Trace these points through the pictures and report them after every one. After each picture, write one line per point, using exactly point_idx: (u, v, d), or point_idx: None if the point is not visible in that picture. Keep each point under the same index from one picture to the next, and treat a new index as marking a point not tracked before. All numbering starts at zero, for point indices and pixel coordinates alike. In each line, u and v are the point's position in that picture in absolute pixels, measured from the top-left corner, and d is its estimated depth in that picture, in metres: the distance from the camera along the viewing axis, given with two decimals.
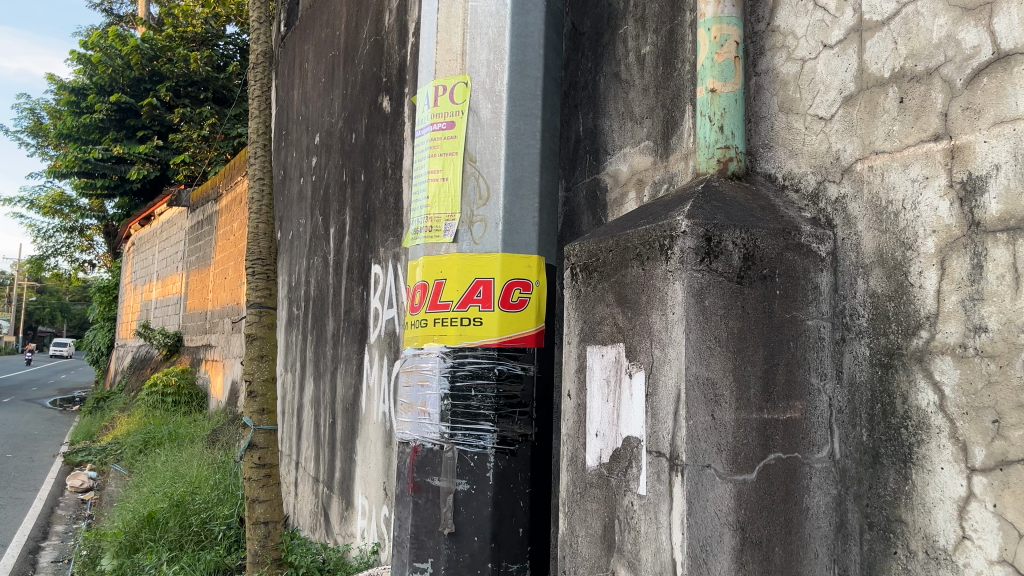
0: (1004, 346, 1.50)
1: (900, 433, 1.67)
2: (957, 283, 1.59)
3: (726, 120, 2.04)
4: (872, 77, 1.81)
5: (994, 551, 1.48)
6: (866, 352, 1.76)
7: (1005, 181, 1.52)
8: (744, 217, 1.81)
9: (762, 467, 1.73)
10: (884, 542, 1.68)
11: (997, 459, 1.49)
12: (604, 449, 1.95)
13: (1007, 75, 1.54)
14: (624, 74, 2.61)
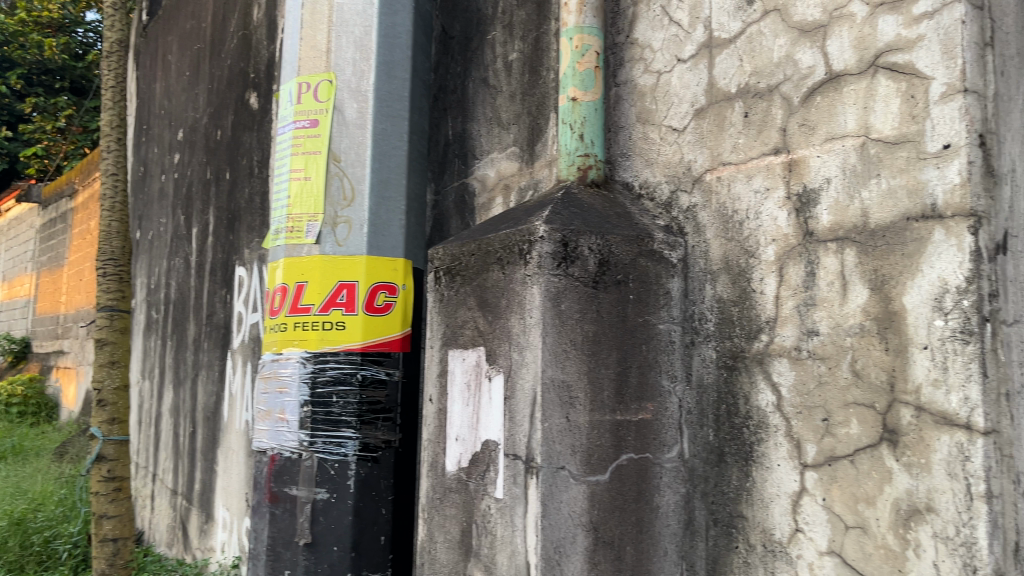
0: (833, 348, 1.60)
1: (742, 432, 1.75)
2: (793, 290, 1.68)
3: (586, 129, 2.09)
4: (721, 92, 1.89)
5: (824, 542, 1.58)
6: (712, 355, 1.83)
7: (835, 193, 1.63)
8: (601, 223, 1.85)
9: (614, 467, 1.77)
10: (727, 537, 1.76)
11: (826, 455, 1.59)
12: (463, 454, 1.94)
13: (837, 94, 1.64)
14: (491, 79, 2.62)
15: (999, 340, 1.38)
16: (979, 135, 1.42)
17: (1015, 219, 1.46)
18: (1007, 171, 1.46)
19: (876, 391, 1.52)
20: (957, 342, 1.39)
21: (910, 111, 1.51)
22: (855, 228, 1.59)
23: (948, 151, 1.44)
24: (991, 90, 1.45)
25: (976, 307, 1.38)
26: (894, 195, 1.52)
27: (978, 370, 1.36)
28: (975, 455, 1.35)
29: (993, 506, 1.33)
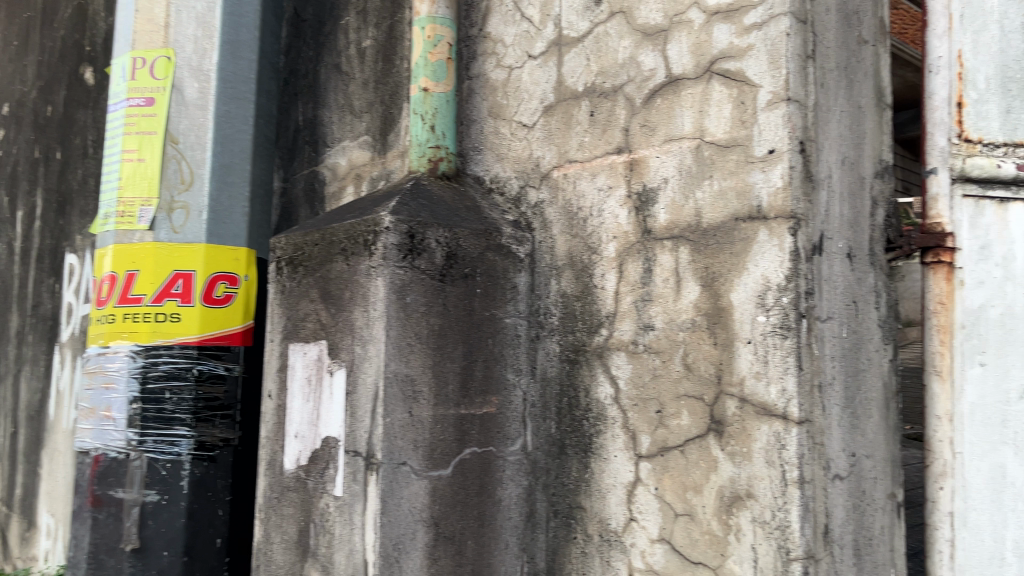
0: (667, 342, 1.66)
1: (582, 424, 1.80)
2: (632, 286, 1.73)
3: (437, 120, 2.06)
4: (569, 90, 1.92)
5: (655, 530, 1.63)
6: (556, 349, 1.87)
7: (672, 193, 1.69)
8: (449, 216, 1.84)
9: (457, 462, 1.76)
10: (566, 528, 1.80)
11: (659, 446, 1.64)
12: (302, 451, 1.87)
13: (676, 97, 1.70)
14: (344, 66, 2.55)
15: (814, 335, 1.47)
16: (799, 142, 1.52)
17: (830, 223, 1.59)
18: (824, 177, 1.58)
19: (704, 383, 1.59)
20: (777, 337, 1.48)
21: (740, 116, 1.59)
22: (688, 227, 1.65)
23: (773, 156, 1.53)
24: (811, 100, 1.55)
25: (793, 304, 1.47)
26: (724, 196, 1.60)
27: (794, 363, 1.45)
28: (790, 443, 1.44)
29: (805, 490, 1.42)
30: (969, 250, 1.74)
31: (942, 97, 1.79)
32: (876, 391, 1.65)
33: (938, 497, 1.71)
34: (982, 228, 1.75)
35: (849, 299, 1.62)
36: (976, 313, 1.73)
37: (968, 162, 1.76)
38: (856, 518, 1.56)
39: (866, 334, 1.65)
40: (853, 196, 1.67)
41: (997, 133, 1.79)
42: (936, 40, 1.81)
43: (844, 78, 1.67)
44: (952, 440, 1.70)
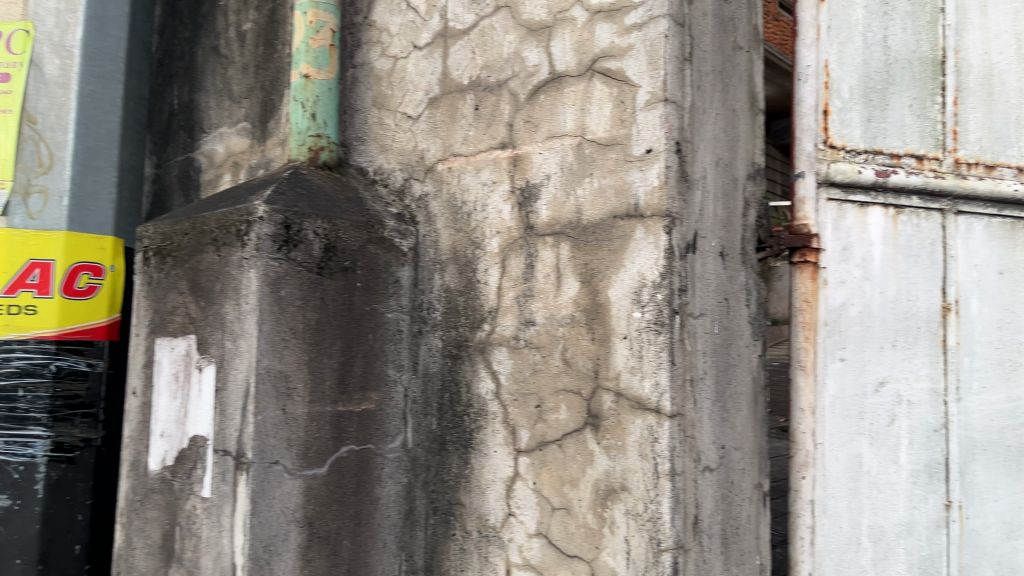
0: (547, 337, 1.67)
1: (463, 420, 1.78)
2: (514, 281, 1.73)
3: (319, 108, 2.00)
4: (454, 82, 1.90)
5: (532, 524, 1.64)
6: (439, 344, 1.85)
7: (554, 190, 1.69)
8: (328, 207, 1.78)
9: (333, 460, 1.72)
10: (445, 525, 1.79)
11: (537, 440, 1.65)
12: (168, 451, 1.78)
13: (559, 94, 1.71)
14: (223, 48, 2.43)
15: (686, 330, 1.51)
16: (675, 143, 1.55)
17: (704, 222, 1.64)
18: (698, 178, 1.62)
19: (582, 378, 1.60)
20: (651, 332, 1.51)
21: (620, 115, 1.61)
22: (569, 223, 1.66)
23: (650, 156, 1.56)
24: (687, 103, 1.59)
25: (667, 300, 1.50)
26: (603, 194, 1.62)
27: (667, 358, 1.48)
28: (662, 436, 1.47)
29: (676, 482, 1.46)
30: (832, 251, 1.83)
31: (810, 103, 1.87)
32: (745, 385, 1.72)
33: (801, 486, 1.78)
34: (844, 230, 1.85)
35: (721, 296, 1.67)
36: (838, 310, 1.82)
37: (832, 167, 1.85)
38: (724, 508, 1.62)
39: (737, 331, 1.71)
40: (727, 196, 1.73)
41: (858, 140, 1.89)
42: (805, 49, 1.89)
43: (719, 82, 1.72)
44: (814, 431, 1.78)
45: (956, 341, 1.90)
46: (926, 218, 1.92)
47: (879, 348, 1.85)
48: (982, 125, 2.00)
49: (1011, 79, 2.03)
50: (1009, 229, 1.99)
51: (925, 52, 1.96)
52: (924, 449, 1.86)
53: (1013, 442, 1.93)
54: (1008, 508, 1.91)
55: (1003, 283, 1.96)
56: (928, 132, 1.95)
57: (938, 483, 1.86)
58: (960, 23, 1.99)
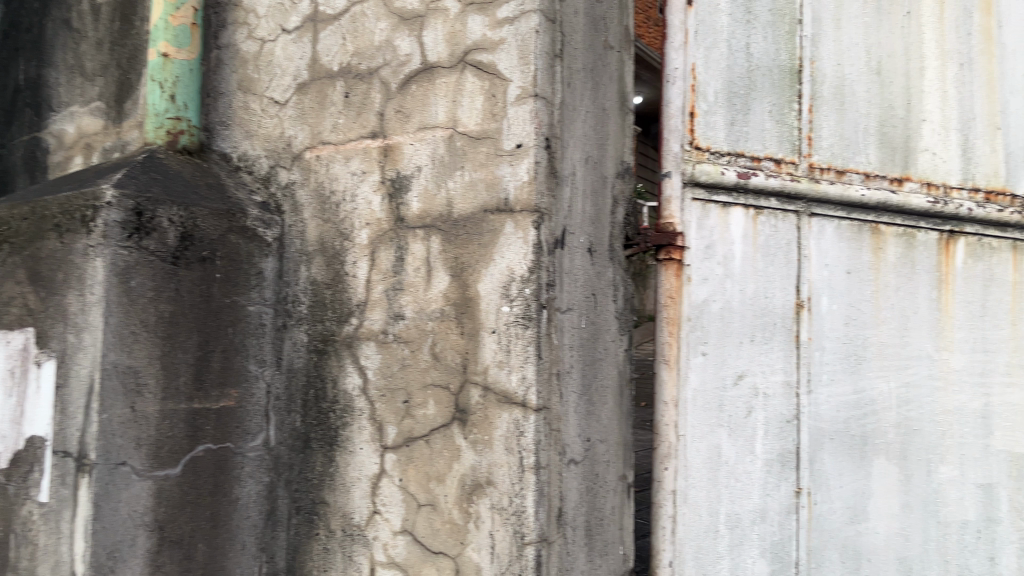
0: (415, 332, 1.64)
1: (328, 417, 1.73)
2: (383, 274, 1.70)
3: (178, 89, 1.89)
4: (323, 68, 1.84)
5: (398, 522, 1.62)
6: (304, 339, 1.79)
7: (424, 182, 1.67)
8: (185, 193, 1.69)
9: (187, 460, 1.63)
10: (308, 525, 1.74)
11: (405, 436, 1.63)
12: (3, 453, 1.66)
13: (430, 84, 1.68)
14: (74, 21, 2.26)
15: (554, 325, 1.53)
16: (545, 138, 1.56)
17: (573, 218, 1.66)
18: (568, 174, 1.64)
19: (450, 372, 1.59)
20: (519, 327, 1.51)
21: (491, 109, 1.60)
22: (440, 216, 1.64)
23: (520, 151, 1.56)
24: (557, 99, 1.60)
25: (535, 295, 1.50)
26: (474, 187, 1.61)
27: (534, 352, 1.49)
28: (528, 429, 1.48)
29: (540, 475, 1.47)
30: (696, 250, 1.89)
31: (678, 105, 1.91)
32: (611, 379, 1.75)
33: (664, 477, 1.83)
34: (707, 229, 1.92)
35: (589, 291, 1.70)
36: (700, 306, 1.88)
37: (696, 168, 1.91)
38: (589, 500, 1.65)
39: (604, 326, 1.74)
40: (596, 193, 1.75)
41: (722, 143, 1.96)
42: (674, 51, 1.93)
43: (590, 80, 1.75)
44: (677, 424, 1.84)
45: (808, 336, 2.00)
46: (783, 219, 2.02)
47: (738, 343, 1.93)
48: (835, 133, 2.09)
49: (860, 92, 2.12)
50: (856, 231, 2.09)
51: (783, 61, 2.05)
52: (778, 439, 1.95)
53: (857, 431, 2.03)
54: (852, 493, 2.01)
55: (850, 281, 2.07)
56: (785, 137, 2.04)
57: (789, 471, 1.96)
58: (817, 35, 2.08)
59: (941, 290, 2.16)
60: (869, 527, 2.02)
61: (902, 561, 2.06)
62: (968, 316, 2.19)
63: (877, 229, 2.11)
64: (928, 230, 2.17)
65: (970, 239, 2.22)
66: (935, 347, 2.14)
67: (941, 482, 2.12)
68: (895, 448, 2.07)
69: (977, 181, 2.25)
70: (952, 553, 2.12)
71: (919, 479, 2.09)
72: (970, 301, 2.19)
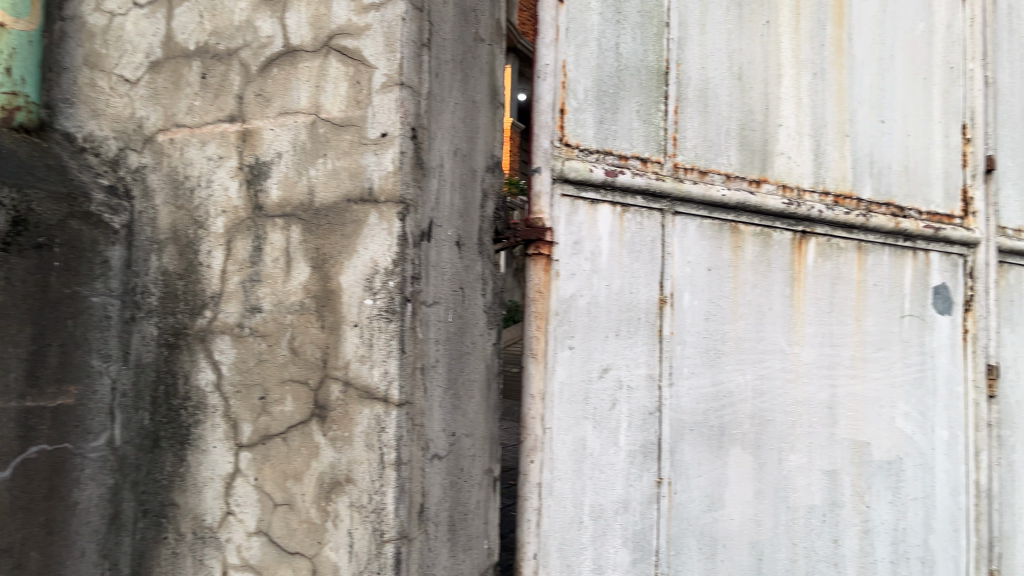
0: (273, 325, 1.58)
1: (179, 415, 1.65)
2: (239, 265, 1.63)
3: (15, 62, 1.72)
4: (178, 47, 1.74)
5: (252, 522, 1.56)
6: (154, 332, 1.69)
7: (285, 169, 1.61)
8: (19, 172, 1.52)
9: (19, 462, 1.49)
10: (156, 528, 1.66)
11: (260, 434, 1.57)
12: None
13: (292, 68, 1.62)
14: None
15: (418, 319, 1.51)
16: (411, 128, 1.53)
17: (440, 211, 1.64)
18: (435, 165, 1.62)
19: (310, 367, 1.54)
20: (382, 321, 1.48)
21: (355, 96, 1.56)
22: (300, 205, 1.58)
23: (385, 140, 1.53)
24: (424, 89, 1.57)
25: (399, 288, 1.48)
26: (337, 176, 1.56)
27: (397, 346, 1.47)
28: (389, 425, 1.46)
29: (401, 472, 1.46)
30: (564, 245, 1.91)
31: (548, 101, 1.90)
32: (478, 373, 1.74)
33: (529, 469, 1.82)
34: (575, 225, 1.94)
35: (456, 285, 1.68)
36: (568, 301, 1.90)
37: (566, 164, 1.92)
38: (452, 495, 1.64)
39: (471, 320, 1.73)
40: (464, 186, 1.74)
41: (591, 140, 1.99)
42: (545, 47, 1.90)
43: (459, 72, 1.73)
44: (543, 417, 1.84)
45: (670, 331, 2.07)
46: (648, 217, 2.07)
47: (604, 337, 1.96)
48: (699, 134, 2.17)
49: (722, 96, 2.20)
50: (717, 230, 2.17)
51: (651, 62, 2.09)
52: (641, 430, 2.00)
53: (715, 422, 2.12)
54: (709, 482, 2.09)
55: (711, 278, 2.15)
56: (652, 137, 2.09)
57: (651, 462, 2.01)
58: (683, 39, 2.14)
59: (793, 288, 2.28)
60: (724, 513, 2.11)
61: (755, 545, 2.15)
62: (817, 312, 2.32)
63: (736, 228, 2.21)
64: (783, 230, 2.28)
65: (820, 239, 2.34)
66: (787, 341, 2.25)
67: (791, 470, 2.23)
68: (750, 438, 2.17)
69: (828, 185, 2.37)
70: (801, 536, 2.23)
71: (771, 467, 2.20)
72: (819, 299, 2.33)
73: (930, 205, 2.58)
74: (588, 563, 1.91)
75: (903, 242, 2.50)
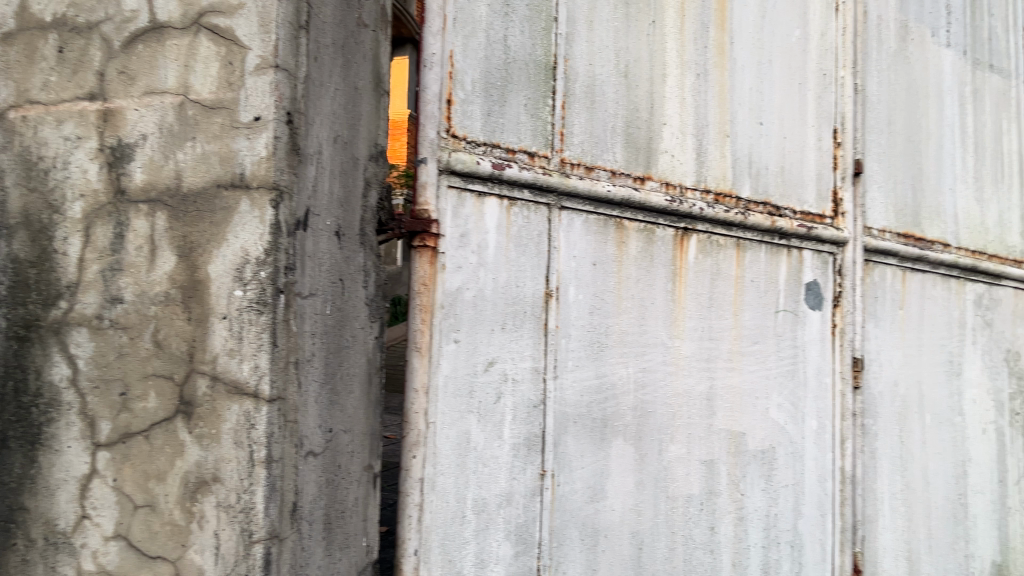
0: (135, 317, 1.49)
1: (30, 413, 1.54)
2: (98, 253, 1.53)
3: None
4: (33, 18, 1.62)
5: (110, 526, 1.46)
6: (3, 323, 1.57)
7: (150, 151, 1.52)
8: None
9: None
10: (4, 534, 1.52)
11: (120, 433, 1.48)
12: None
13: (159, 46, 1.53)
14: None
15: (291, 311, 1.47)
16: (286, 112, 1.48)
17: (317, 199, 1.59)
18: (312, 153, 1.57)
19: (174, 361, 1.47)
20: (252, 312, 1.43)
21: (227, 77, 1.49)
22: (167, 190, 1.50)
23: (258, 124, 1.47)
24: (302, 73, 1.52)
25: (271, 279, 1.44)
26: (206, 160, 1.49)
27: (268, 339, 1.43)
28: (259, 422, 1.41)
29: (272, 470, 1.41)
30: (450, 237, 1.89)
31: (435, 91, 1.86)
32: (359, 366, 1.70)
33: (411, 465, 1.78)
34: (462, 218, 1.91)
35: (335, 276, 1.64)
36: (453, 294, 1.88)
37: (453, 156, 1.89)
38: (328, 493, 1.59)
39: (351, 312, 1.68)
40: (345, 174, 1.69)
41: (478, 133, 1.96)
42: (431, 36, 1.87)
43: (340, 57, 1.68)
44: (426, 411, 1.81)
45: (555, 324, 2.07)
46: (535, 211, 2.06)
47: (489, 330, 1.95)
48: (585, 131, 2.18)
49: (608, 93, 2.22)
50: (602, 226, 2.19)
51: (539, 56, 2.09)
52: (525, 423, 2.00)
53: (598, 415, 2.14)
54: (592, 473, 2.11)
55: (596, 273, 2.17)
56: (539, 131, 2.09)
57: (534, 454, 2.01)
58: (571, 34, 2.16)
59: (675, 283, 2.34)
60: (606, 504, 2.13)
61: (635, 535, 2.19)
62: (697, 306, 2.39)
63: (620, 224, 2.24)
64: (666, 227, 2.33)
65: (701, 236, 2.41)
66: (669, 335, 2.31)
67: (671, 460, 2.29)
68: (632, 430, 2.21)
69: (709, 183, 2.44)
70: (679, 525, 2.29)
71: (651, 458, 2.25)
72: (699, 294, 2.39)
73: (803, 204, 2.70)
74: (471, 557, 1.88)
75: (778, 240, 2.60)
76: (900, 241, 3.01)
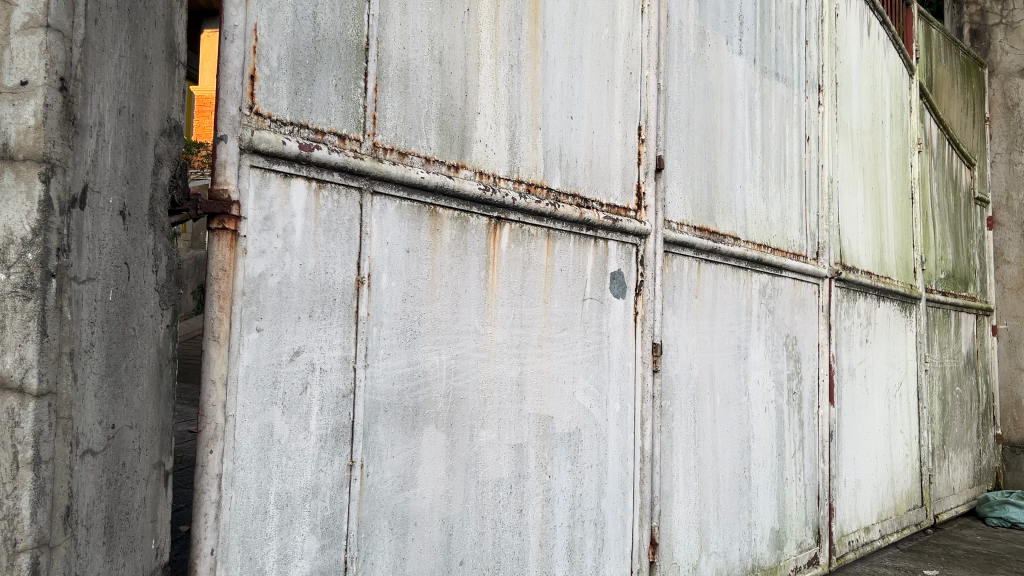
0: None
1: None
2: None
3: None
4: None
5: None
6: None
7: None
8: None
9: None
10: None
11: None
12: None
13: None
14: None
15: (64, 297, 1.34)
16: (59, 78, 1.33)
17: (97, 175, 1.45)
18: (92, 124, 1.43)
19: None
20: (17, 299, 1.29)
21: None
22: None
23: (25, 89, 1.32)
24: (79, 35, 1.38)
25: (40, 261, 1.29)
26: None
27: (36, 329, 1.29)
28: (25, 420, 1.27)
29: (40, 472, 1.27)
30: (253, 220, 1.78)
31: (237, 65, 1.74)
32: (147, 358, 1.60)
33: (207, 461, 1.67)
34: (266, 200, 1.81)
35: (119, 260, 1.51)
36: (256, 281, 1.78)
37: (256, 134, 1.77)
38: (110, 494, 1.47)
39: (138, 299, 1.58)
40: (131, 149, 1.57)
41: (284, 112, 1.85)
42: (234, 7, 1.75)
43: (127, 21, 1.54)
44: (225, 404, 1.70)
45: (366, 312, 2.02)
46: (346, 195, 1.98)
47: (295, 319, 1.86)
48: (399, 115, 2.13)
49: (422, 78, 2.19)
50: (415, 212, 2.16)
51: (350, 37, 2.01)
52: (333, 414, 1.94)
53: (410, 403, 2.12)
54: (402, 462, 2.09)
55: (408, 260, 2.13)
56: (350, 114, 2.00)
57: (342, 445, 1.95)
58: (384, 16, 2.09)
59: (487, 271, 2.37)
60: (416, 492, 2.13)
61: (444, 521, 2.20)
62: (509, 294, 2.43)
63: (435, 212, 2.22)
64: (479, 215, 2.35)
65: (513, 226, 2.45)
66: (481, 322, 2.34)
67: (481, 445, 2.32)
68: (442, 417, 2.21)
69: (521, 174, 2.49)
70: (488, 509, 2.33)
71: (462, 443, 2.27)
72: (511, 282, 2.44)
73: (609, 197, 2.82)
74: (273, 553, 1.80)
75: (585, 231, 2.70)
76: (696, 234, 3.22)
